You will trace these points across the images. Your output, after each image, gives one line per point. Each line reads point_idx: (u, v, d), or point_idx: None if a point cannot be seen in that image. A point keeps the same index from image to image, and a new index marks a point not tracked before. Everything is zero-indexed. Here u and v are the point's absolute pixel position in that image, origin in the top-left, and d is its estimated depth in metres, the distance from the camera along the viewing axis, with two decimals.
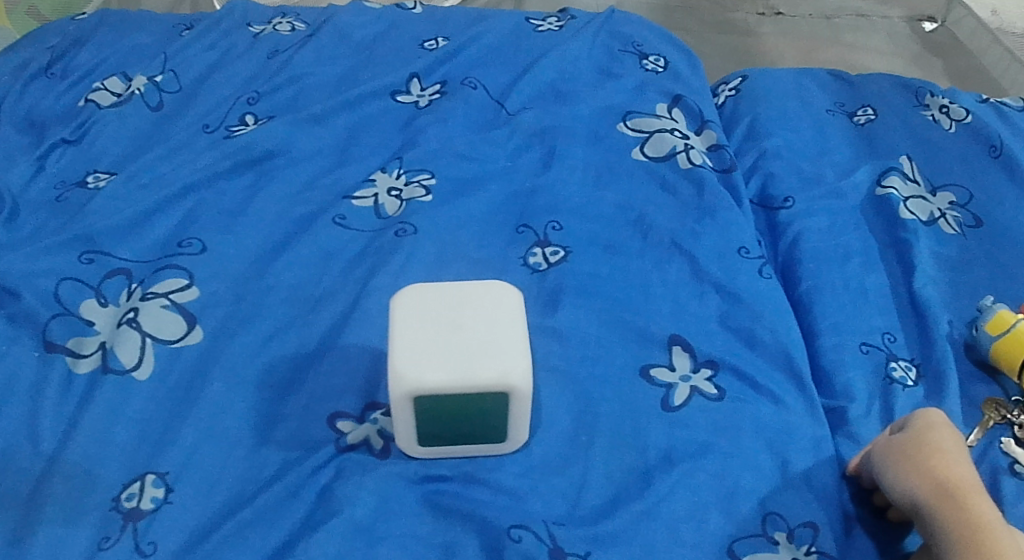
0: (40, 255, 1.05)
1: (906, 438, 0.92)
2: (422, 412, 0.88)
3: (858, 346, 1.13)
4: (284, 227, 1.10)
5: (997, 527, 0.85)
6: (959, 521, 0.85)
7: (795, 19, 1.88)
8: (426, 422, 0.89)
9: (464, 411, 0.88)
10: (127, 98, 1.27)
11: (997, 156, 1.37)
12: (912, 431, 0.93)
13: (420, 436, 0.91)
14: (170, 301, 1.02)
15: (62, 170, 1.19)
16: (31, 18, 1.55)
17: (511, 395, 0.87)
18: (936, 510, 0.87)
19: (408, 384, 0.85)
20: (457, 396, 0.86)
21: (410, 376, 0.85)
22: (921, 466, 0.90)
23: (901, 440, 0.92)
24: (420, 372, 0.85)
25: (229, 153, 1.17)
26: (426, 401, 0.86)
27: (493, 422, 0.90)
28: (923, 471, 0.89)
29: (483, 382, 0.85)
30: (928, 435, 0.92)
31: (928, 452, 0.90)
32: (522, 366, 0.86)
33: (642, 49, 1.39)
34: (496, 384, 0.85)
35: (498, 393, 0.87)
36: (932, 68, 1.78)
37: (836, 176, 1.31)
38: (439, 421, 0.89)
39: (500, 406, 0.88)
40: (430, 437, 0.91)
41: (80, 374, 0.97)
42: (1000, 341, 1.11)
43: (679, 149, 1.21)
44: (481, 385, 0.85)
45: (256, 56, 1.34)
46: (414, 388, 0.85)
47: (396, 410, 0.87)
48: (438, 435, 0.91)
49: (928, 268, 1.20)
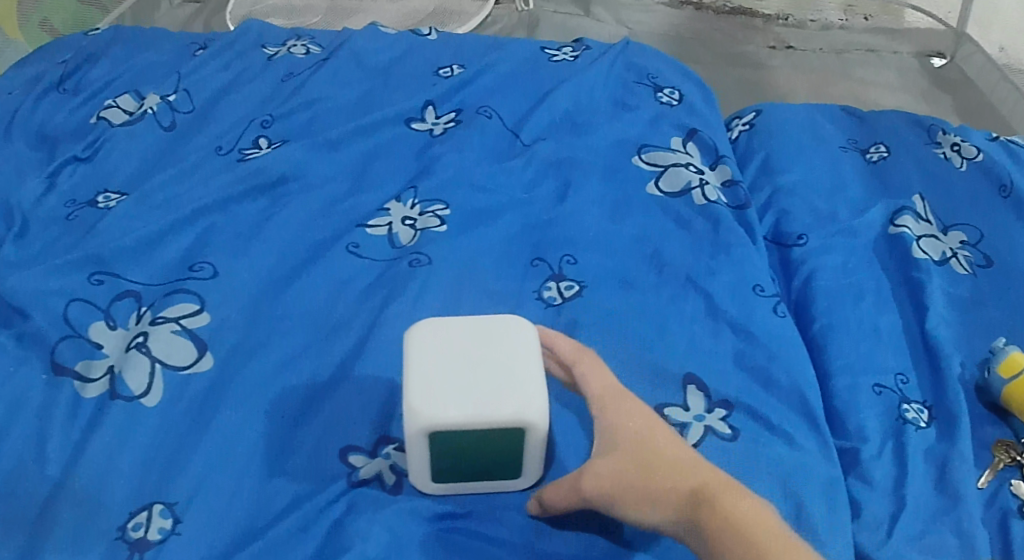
0: (50, 275, 1.04)
1: (625, 467, 0.86)
2: (437, 448, 0.87)
3: (872, 387, 1.12)
4: (297, 253, 1.10)
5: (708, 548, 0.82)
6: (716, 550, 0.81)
7: (805, 53, 1.88)
8: (441, 459, 0.88)
9: (478, 449, 0.87)
10: (140, 118, 1.27)
11: (1006, 197, 1.36)
12: (619, 454, 0.87)
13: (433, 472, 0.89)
14: (181, 326, 1.01)
15: (73, 187, 1.18)
16: (44, 31, 1.56)
17: (529, 434, 0.86)
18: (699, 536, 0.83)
19: (423, 419, 0.84)
20: (472, 432, 0.85)
21: (427, 412, 0.84)
22: (669, 494, 0.85)
23: (587, 479, 0.87)
24: (438, 407, 0.84)
25: (243, 178, 1.17)
26: (442, 438, 0.85)
27: (509, 460, 0.89)
28: (668, 499, 0.85)
29: (500, 418, 0.84)
30: (639, 454, 0.86)
31: (663, 475, 0.85)
32: (541, 404, 0.85)
33: (657, 81, 1.39)
34: (512, 420, 0.84)
35: (515, 431, 0.86)
36: (940, 105, 1.78)
37: (850, 213, 1.31)
38: (452, 457, 0.88)
39: (516, 444, 0.87)
40: (443, 476, 0.90)
41: (88, 399, 0.96)
42: (1012, 384, 1.10)
43: (694, 184, 1.21)
44: (497, 421, 0.84)
45: (271, 78, 1.34)
46: (430, 423, 0.84)
47: (410, 447, 0.86)
48: (452, 473, 0.90)
49: (941, 309, 1.20)
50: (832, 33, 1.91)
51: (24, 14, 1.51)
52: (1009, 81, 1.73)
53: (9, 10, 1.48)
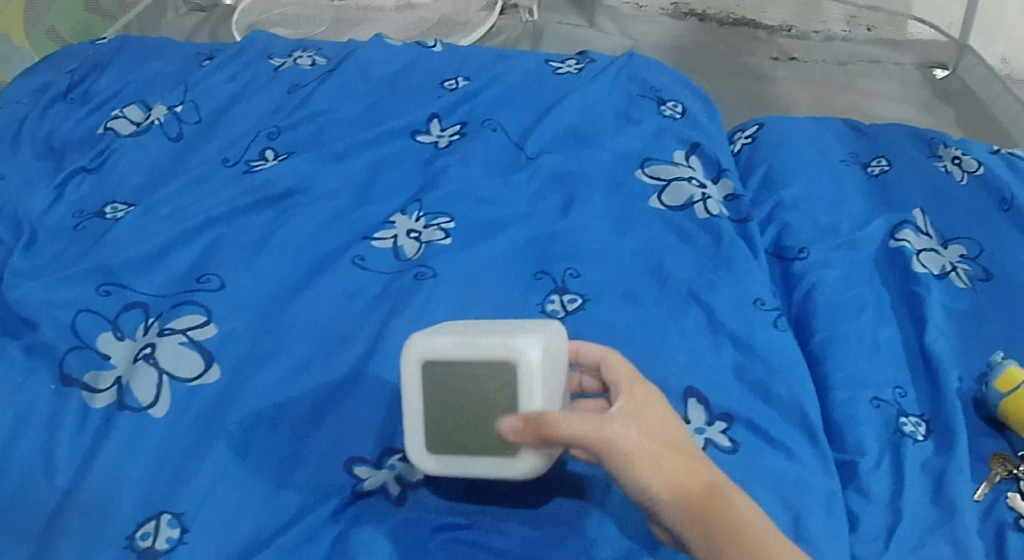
0: (59, 286, 1.06)
1: (648, 440, 0.82)
2: (429, 394, 0.85)
3: (870, 400, 1.13)
4: (304, 265, 1.11)
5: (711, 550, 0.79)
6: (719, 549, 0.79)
7: (808, 64, 1.88)
8: (433, 420, 0.85)
9: (471, 404, 0.84)
10: (147, 128, 1.28)
11: (1007, 209, 1.37)
12: (642, 423, 0.83)
13: (428, 437, 0.85)
14: (188, 337, 1.02)
15: (81, 198, 1.20)
16: (50, 40, 1.58)
17: (525, 374, 0.83)
18: (697, 526, 0.80)
19: (418, 348, 0.85)
20: (464, 368, 0.84)
21: (423, 345, 0.84)
22: (687, 476, 0.82)
23: (603, 433, 0.82)
24: (435, 337, 0.84)
25: (249, 189, 1.18)
26: (435, 377, 0.84)
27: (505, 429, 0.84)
28: (683, 481, 0.81)
29: (490, 346, 0.83)
30: (658, 432, 0.83)
31: (679, 460, 0.82)
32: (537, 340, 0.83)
33: (660, 94, 1.40)
34: (501, 349, 0.83)
35: (510, 371, 0.83)
36: (943, 117, 1.78)
37: (851, 226, 1.32)
38: (446, 415, 0.85)
39: (511, 400, 0.83)
40: (433, 444, 0.85)
41: (96, 409, 0.98)
42: (1009, 398, 1.11)
43: (697, 199, 1.23)
44: (487, 352, 0.83)
45: (278, 89, 1.35)
46: (425, 350, 0.84)
47: (404, 396, 0.85)
48: (445, 441, 0.85)
49: (940, 323, 1.21)
50: (834, 44, 1.91)
51: (30, 23, 1.53)
52: (1010, 93, 1.73)
53: (16, 18, 1.51)
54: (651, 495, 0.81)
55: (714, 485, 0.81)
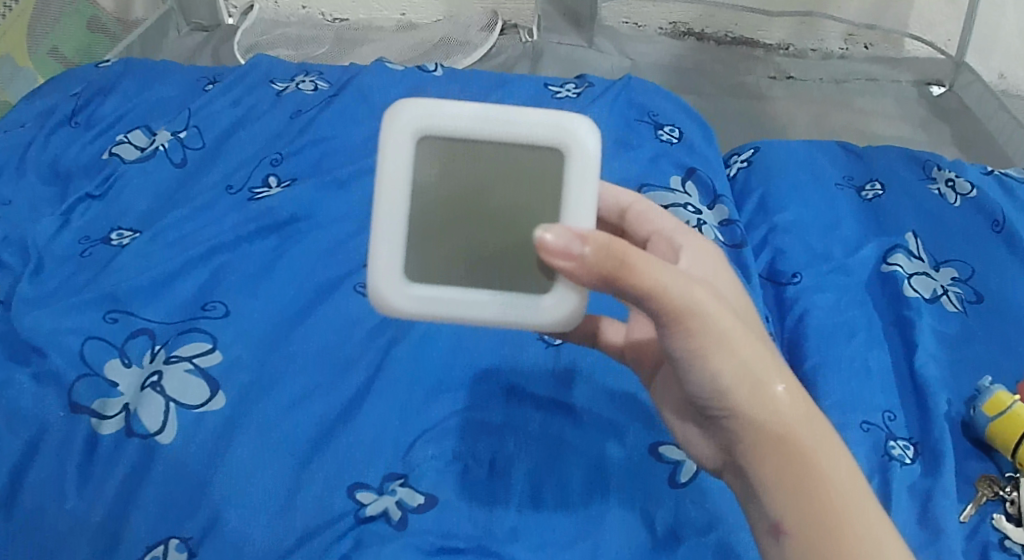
0: (67, 312, 1.09)
1: (754, 357, 0.84)
2: (427, 179, 0.81)
3: (860, 424, 1.15)
4: (306, 292, 1.14)
5: (783, 480, 0.83)
6: (787, 479, 0.83)
7: (807, 83, 1.82)
8: (433, 201, 0.82)
9: (495, 175, 0.81)
10: (152, 154, 1.31)
11: (1000, 231, 1.39)
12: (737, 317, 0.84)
13: (458, 250, 0.82)
14: (194, 364, 1.06)
15: (86, 224, 1.23)
16: (53, 59, 1.60)
17: (569, 156, 0.81)
18: (763, 450, 0.84)
19: (425, 119, 0.81)
20: (492, 155, 0.81)
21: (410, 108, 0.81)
22: (761, 397, 0.84)
23: (695, 307, 0.81)
24: (427, 103, 0.81)
25: (253, 217, 1.21)
26: (438, 147, 0.81)
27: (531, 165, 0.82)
28: (756, 403, 0.84)
29: (523, 125, 0.80)
30: (750, 332, 0.84)
31: (774, 387, 0.84)
32: (578, 116, 0.81)
33: (658, 118, 1.43)
34: (538, 130, 0.81)
35: (534, 157, 0.81)
36: (941, 136, 1.74)
37: (844, 251, 1.34)
38: (469, 157, 0.81)
39: (536, 197, 0.82)
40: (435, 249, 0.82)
41: (105, 435, 1.01)
42: (997, 422, 1.14)
43: (693, 225, 1.26)
44: (522, 132, 0.81)
45: (280, 115, 1.38)
46: (422, 115, 0.81)
47: (387, 163, 0.81)
48: (449, 261, 0.82)
49: (930, 347, 1.23)
50: (832, 62, 1.84)
51: (33, 43, 1.55)
52: (1005, 111, 1.72)
53: (20, 39, 1.52)
54: (725, 389, 0.84)
55: (793, 421, 0.84)
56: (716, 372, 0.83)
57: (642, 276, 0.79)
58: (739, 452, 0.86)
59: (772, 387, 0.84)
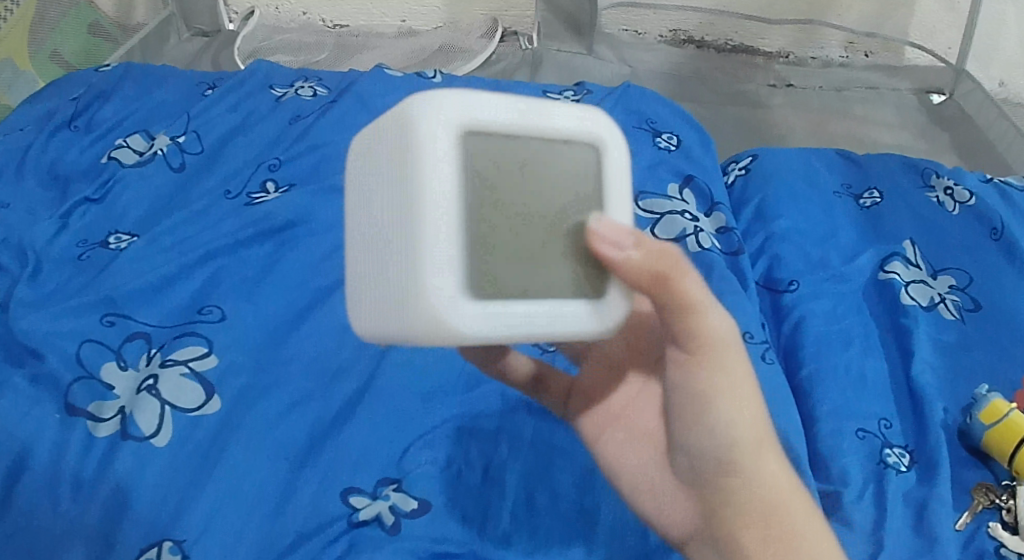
0: (64, 316, 1.10)
1: (753, 418, 0.88)
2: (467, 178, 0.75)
3: (855, 432, 1.15)
4: (302, 298, 1.14)
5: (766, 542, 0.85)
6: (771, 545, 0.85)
7: (807, 91, 1.82)
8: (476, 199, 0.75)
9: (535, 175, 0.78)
10: (150, 158, 1.31)
11: (998, 239, 1.39)
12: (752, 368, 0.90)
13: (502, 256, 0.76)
14: (189, 369, 1.06)
15: (84, 227, 1.23)
16: (54, 63, 1.60)
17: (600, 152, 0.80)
18: (750, 515, 0.86)
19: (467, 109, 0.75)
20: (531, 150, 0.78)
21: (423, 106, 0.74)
22: (757, 459, 0.87)
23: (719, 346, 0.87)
24: (461, 94, 0.75)
25: (250, 222, 1.21)
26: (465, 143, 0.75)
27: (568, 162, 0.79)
28: (754, 462, 0.87)
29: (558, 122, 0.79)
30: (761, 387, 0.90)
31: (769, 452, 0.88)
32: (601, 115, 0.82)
33: (656, 126, 1.44)
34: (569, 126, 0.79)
35: (568, 156, 0.79)
36: (942, 144, 1.75)
37: (841, 259, 1.34)
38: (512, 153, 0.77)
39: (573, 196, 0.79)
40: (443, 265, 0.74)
41: (100, 437, 1.01)
42: (993, 430, 1.14)
43: (689, 232, 1.27)
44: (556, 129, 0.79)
45: (278, 121, 1.38)
46: (458, 109, 0.74)
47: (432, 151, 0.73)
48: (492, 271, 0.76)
49: (927, 354, 1.23)
50: (832, 70, 1.84)
51: (34, 46, 1.55)
52: (1007, 118, 1.73)
53: (20, 43, 1.52)
54: (729, 441, 0.86)
55: (783, 491, 0.87)
56: (723, 423, 0.86)
57: (687, 293, 0.84)
58: (721, 513, 0.87)
59: (764, 461, 0.87)
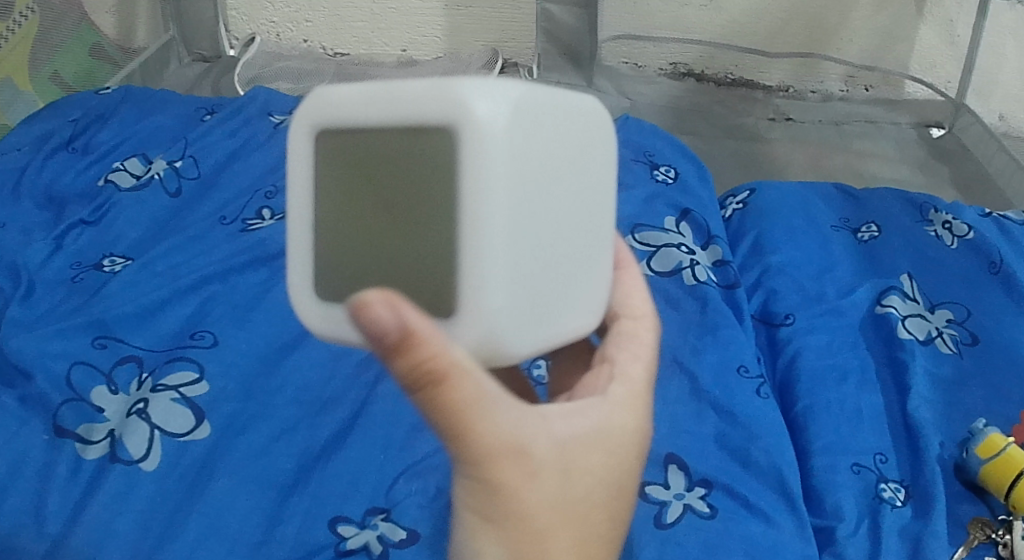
0: (55, 337, 1.10)
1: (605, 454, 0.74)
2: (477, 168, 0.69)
3: (850, 466, 1.14)
4: (294, 326, 1.15)
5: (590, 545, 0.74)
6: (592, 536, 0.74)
7: (806, 125, 1.82)
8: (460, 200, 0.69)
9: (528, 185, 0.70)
10: (147, 182, 1.32)
11: (996, 273, 1.38)
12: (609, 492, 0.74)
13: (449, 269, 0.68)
14: (180, 394, 1.06)
15: (79, 249, 1.23)
16: (54, 84, 1.60)
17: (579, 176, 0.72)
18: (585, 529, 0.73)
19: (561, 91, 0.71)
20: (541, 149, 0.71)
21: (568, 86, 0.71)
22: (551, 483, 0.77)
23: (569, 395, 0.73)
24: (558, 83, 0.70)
25: (244, 249, 1.22)
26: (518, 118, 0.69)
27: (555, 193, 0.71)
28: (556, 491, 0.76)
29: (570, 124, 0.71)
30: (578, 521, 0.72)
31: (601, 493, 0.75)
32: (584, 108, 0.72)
33: (653, 159, 1.45)
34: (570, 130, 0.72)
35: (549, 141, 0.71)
36: (939, 177, 1.74)
37: (837, 292, 1.33)
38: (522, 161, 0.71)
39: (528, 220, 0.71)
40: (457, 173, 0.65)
41: (89, 460, 1.01)
42: (990, 464, 1.13)
43: (685, 265, 1.28)
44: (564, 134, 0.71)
45: (276, 148, 1.40)
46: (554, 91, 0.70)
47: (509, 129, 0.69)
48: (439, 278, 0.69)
49: (923, 389, 1.22)
50: (831, 104, 1.84)
51: (35, 68, 1.55)
52: (1005, 152, 1.71)
53: (22, 62, 1.52)
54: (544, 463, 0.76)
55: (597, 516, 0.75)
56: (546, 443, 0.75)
57: (465, 391, 0.66)
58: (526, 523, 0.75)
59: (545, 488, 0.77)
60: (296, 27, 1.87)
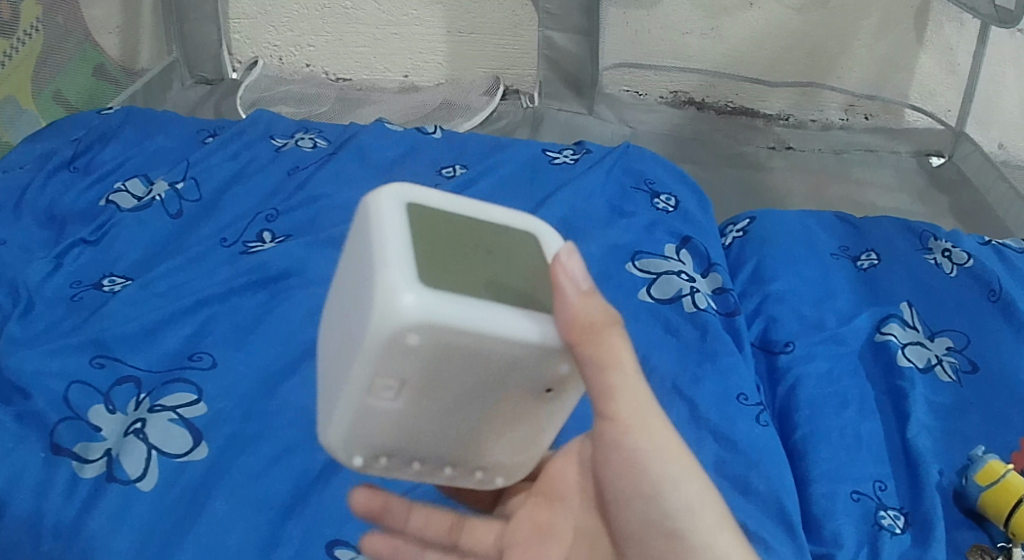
0: (52, 355, 1.10)
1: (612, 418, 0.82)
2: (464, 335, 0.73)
3: (849, 494, 1.14)
4: (293, 349, 1.15)
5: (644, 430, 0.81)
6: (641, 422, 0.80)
7: (806, 153, 1.82)
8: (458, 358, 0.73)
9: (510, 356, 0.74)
10: (148, 203, 1.33)
11: (996, 300, 1.38)
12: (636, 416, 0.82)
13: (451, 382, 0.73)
14: (178, 415, 1.06)
15: (79, 269, 1.24)
16: (57, 104, 1.61)
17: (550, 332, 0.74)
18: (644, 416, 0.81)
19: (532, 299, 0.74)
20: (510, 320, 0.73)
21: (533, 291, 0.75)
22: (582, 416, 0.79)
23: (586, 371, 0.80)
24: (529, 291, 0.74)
25: (244, 271, 1.23)
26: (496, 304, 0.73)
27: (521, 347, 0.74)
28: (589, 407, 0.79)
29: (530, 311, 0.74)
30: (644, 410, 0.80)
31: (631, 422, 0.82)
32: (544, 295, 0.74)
33: (654, 186, 1.45)
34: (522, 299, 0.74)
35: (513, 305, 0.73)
36: (938, 206, 1.74)
37: (837, 320, 1.33)
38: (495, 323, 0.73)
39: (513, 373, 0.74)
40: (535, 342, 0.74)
41: (85, 479, 1.01)
42: (989, 491, 1.12)
43: (685, 291, 1.28)
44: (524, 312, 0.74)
45: (277, 170, 1.41)
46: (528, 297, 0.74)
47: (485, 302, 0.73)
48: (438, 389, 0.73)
49: (922, 417, 1.22)
50: (832, 132, 1.84)
51: (37, 87, 1.56)
52: (1005, 180, 1.72)
53: (24, 82, 1.53)
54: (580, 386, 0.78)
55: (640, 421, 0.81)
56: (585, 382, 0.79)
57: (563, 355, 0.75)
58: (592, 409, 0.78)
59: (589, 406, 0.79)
60: (299, 52, 1.88)
